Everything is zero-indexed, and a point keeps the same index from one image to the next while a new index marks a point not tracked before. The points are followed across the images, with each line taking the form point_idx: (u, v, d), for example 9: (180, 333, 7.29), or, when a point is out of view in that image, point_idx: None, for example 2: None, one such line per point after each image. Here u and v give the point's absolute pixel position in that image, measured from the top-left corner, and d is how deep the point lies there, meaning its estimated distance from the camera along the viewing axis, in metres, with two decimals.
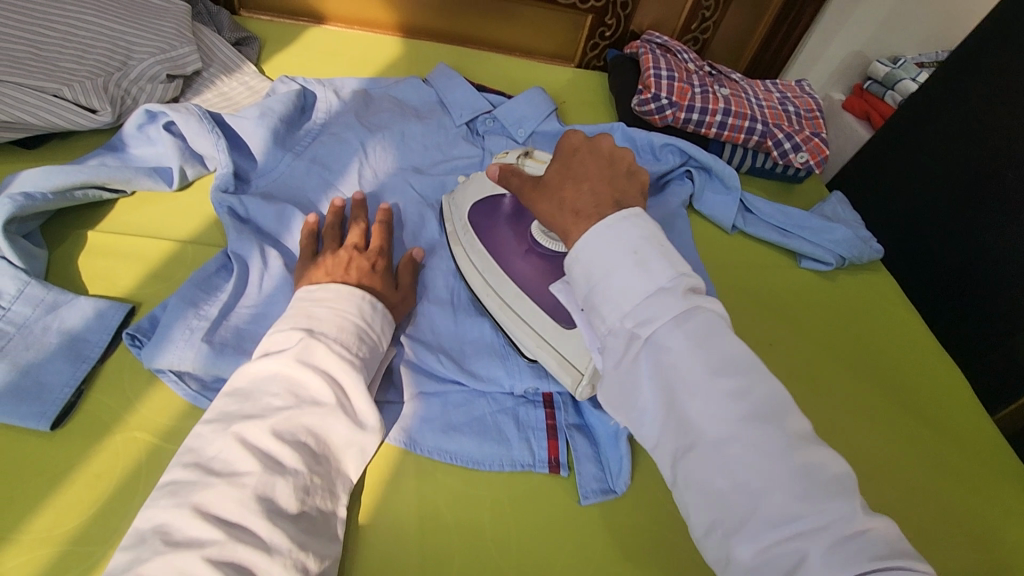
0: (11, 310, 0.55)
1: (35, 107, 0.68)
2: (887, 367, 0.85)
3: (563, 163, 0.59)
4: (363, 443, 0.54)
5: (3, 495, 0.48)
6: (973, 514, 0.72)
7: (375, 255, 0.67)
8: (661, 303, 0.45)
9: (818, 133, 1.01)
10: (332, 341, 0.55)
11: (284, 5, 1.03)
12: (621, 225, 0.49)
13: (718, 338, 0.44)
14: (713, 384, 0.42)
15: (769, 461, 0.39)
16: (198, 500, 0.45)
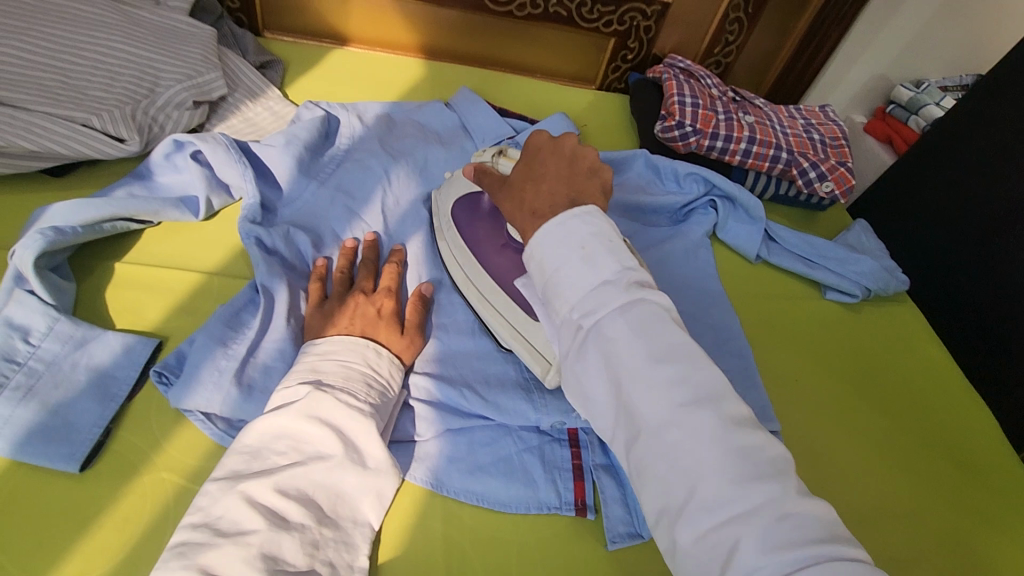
0: (41, 347, 0.55)
1: (64, 137, 0.68)
2: (901, 399, 0.84)
3: (528, 164, 0.61)
4: (379, 489, 0.53)
5: (33, 538, 0.48)
6: (950, 528, 0.72)
7: (380, 297, 0.65)
8: (606, 294, 0.47)
9: (843, 162, 1.00)
10: (338, 392, 0.54)
11: (308, 27, 1.04)
12: (570, 222, 0.50)
13: (661, 328, 0.44)
14: (653, 370, 0.43)
15: (704, 447, 0.40)
16: (205, 562, 0.44)
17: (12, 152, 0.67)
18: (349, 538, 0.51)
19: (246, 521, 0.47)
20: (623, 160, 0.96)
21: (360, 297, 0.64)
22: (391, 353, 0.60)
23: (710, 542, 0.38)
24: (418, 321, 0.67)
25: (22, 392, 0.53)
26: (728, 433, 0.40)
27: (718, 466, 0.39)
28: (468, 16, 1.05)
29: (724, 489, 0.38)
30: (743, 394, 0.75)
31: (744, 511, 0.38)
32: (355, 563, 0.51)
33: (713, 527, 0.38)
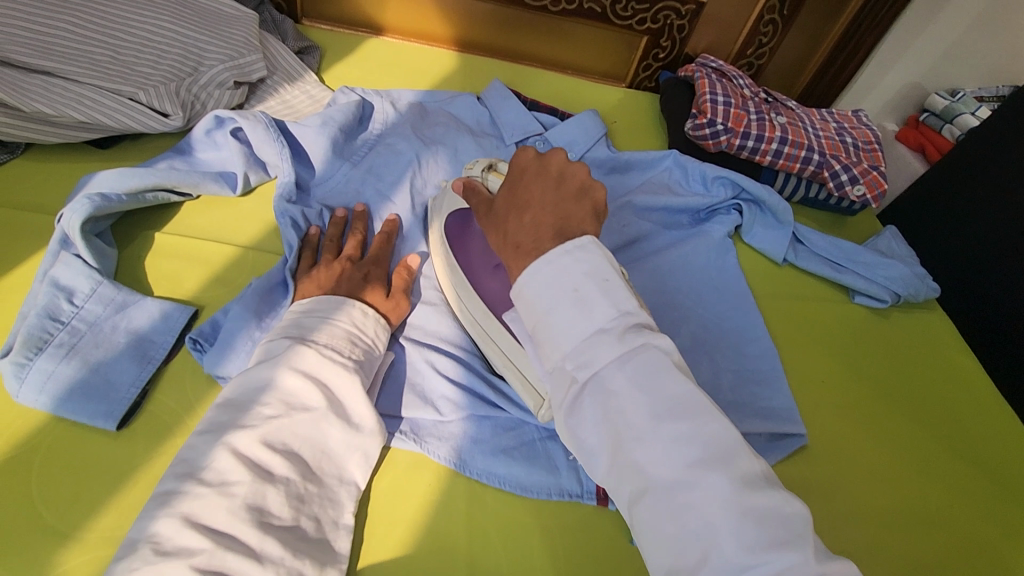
0: (84, 309, 0.57)
1: (111, 109, 0.70)
2: (924, 411, 0.82)
3: (512, 184, 0.56)
4: (365, 448, 0.54)
5: (71, 492, 0.49)
6: (935, 513, 0.71)
7: (369, 265, 0.67)
8: (602, 345, 0.43)
9: (876, 166, 0.99)
10: (321, 346, 0.55)
11: (343, 15, 1.05)
12: (562, 260, 0.46)
13: (663, 381, 0.42)
14: (657, 430, 0.40)
15: (714, 511, 0.38)
16: (187, 511, 0.45)
17: (61, 122, 0.69)
18: (335, 495, 0.52)
19: (228, 471, 0.47)
20: (651, 160, 0.95)
21: (345, 263, 0.66)
22: (377, 315, 0.61)
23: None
24: (402, 287, 0.68)
25: (64, 350, 0.54)
26: (741, 494, 0.38)
27: (731, 530, 0.37)
28: (502, 10, 1.05)
29: (740, 555, 0.36)
30: (768, 396, 0.74)
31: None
32: (340, 521, 0.52)
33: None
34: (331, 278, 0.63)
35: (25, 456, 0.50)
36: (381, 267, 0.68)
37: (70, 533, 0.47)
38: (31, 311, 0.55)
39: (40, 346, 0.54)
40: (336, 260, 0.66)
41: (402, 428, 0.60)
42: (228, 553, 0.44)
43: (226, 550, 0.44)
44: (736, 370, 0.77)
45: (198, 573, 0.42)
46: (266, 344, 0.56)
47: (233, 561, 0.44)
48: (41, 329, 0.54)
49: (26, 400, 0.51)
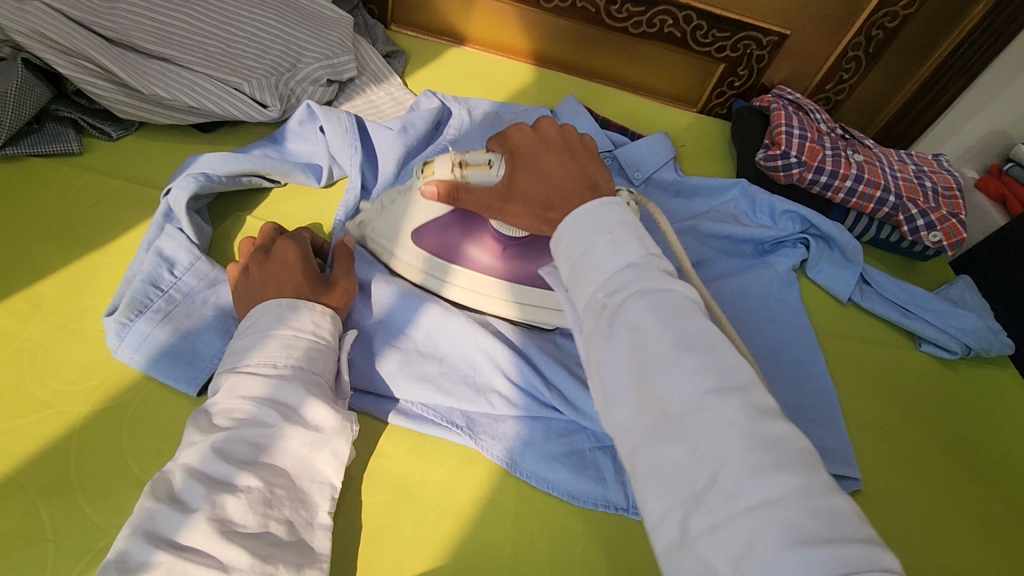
0: (181, 281, 0.61)
1: (218, 97, 0.75)
2: (976, 443, 0.82)
3: (523, 162, 0.60)
4: (332, 445, 0.53)
5: (156, 447, 0.52)
6: (961, 536, 0.71)
7: (290, 248, 0.61)
8: (632, 274, 0.48)
9: (956, 214, 0.96)
10: (256, 368, 0.53)
11: (430, 23, 1.09)
12: (601, 210, 0.52)
13: (685, 317, 0.45)
14: (679, 359, 0.43)
15: (727, 435, 0.39)
16: (150, 526, 0.45)
17: (173, 106, 0.74)
18: (306, 495, 0.52)
19: (186, 489, 0.47)
20: (719, 188, 0.93)
21: (259, 260, 0.61)
22: (310, 304, 0.58)
23: (725, 536, 0.36)
24: (345, 268, 0.63)
25: (161, 315, 0.58)
26: (752, 420, 0.40)
27: (741, 455, 0.38)
28: (582, 29, 1.07)
29: (742, 476, 0.37)
30: (825, 436, 0.73)
31: (763, 501, 0.37)
32: (314, 521, 0.51)
33: (728, 520, 0.37)
34: (258, 283, 0.59)
35: (118, 409, 0.54)
36: (302, 245, 0.62)
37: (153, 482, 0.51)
38: (137, 276, 0.60)
39: (141, 309, 0.58)
40: (250, 256, 0.61)
41: (459, 422, 0.61)
42: (190, 565, 0.44)
43: (188, 562, 0.44)
44: (792, 405, 0.75)
45: None
46: (212, 378, 0.54)
47: (197, 572, 0.44)
48: (143, 294, 0.59)
49: (123, 357, 0.56)
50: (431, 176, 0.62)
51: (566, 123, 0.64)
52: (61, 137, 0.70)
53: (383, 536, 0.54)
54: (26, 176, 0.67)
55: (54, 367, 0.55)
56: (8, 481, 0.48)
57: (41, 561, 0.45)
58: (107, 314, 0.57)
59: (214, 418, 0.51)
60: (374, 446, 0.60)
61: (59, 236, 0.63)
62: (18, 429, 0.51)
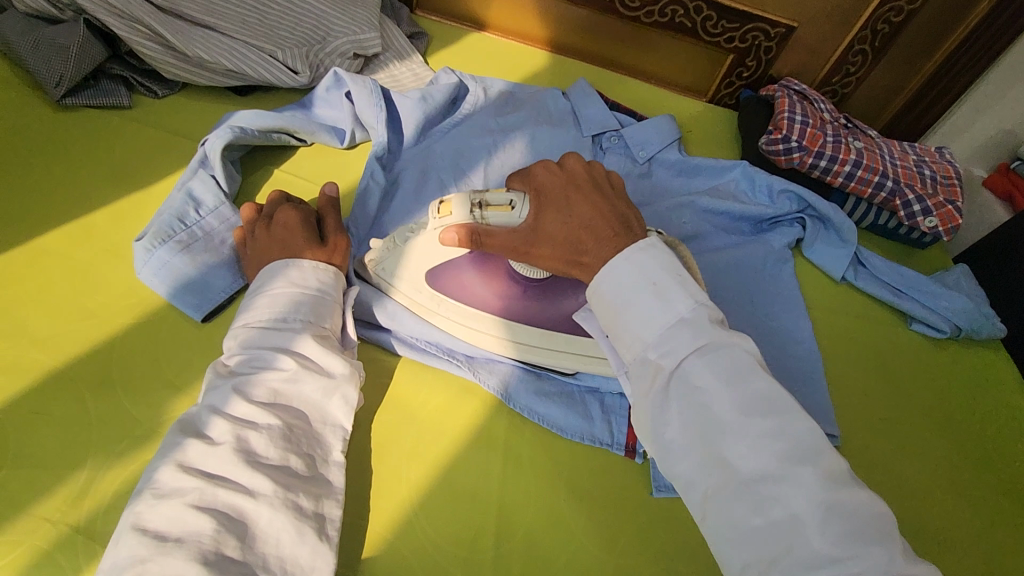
0: (204, 221, 0.66)
1: (254, 62, 0.82)
2: (962, 419, 0.84)
3: (553, 205, 0.57)
4: (343, 391, 0.55)
5: (185, 358, 0.58)
6: (937, 505, 0.75)
7: (287, 211, 0.63)
8: (685, 333, 0.49)
9: (953, 201, 0.99)
10: (267, 324, 0.55)
11: (451, 9, 1.15)
12: (639, 257, 0.52)
13: (744, 375, 0.47)
14: (744, 424, 0.45)
15: (804, 506, 0.42)
16: (179, 458, 0.47)
17: (213, 68, 0.81)
18: (320, 436, 0.53)
19: (211, 425, 0.48)
20: (720, 168, 0.97)
21: (265, 225, 0.63)
22: (313, 261, 0.60)
23: None
24: (337, 226, 0.66)
25: (181, 246, 0.63)
26: (829, 491, 0.43)
27: (818, 524, 0.42)
28: (596, 17, 1.13)
29: (821, 537, 0.42)
30: (807, 397, 0.78)
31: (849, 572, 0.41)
32: (329, 458, 0.53)
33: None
34: (264, 247, 0.62)
35: (153, 326, 0.60)
36: (302, 211, 0.65)
37: (180, 388, 0.56)
38: (166, 211, 0.65)
39: (166, 238, 0.63)
40: (257, 221, 0.64)
41: (460, 356, 0.67)
42: (220, 490, 0.46)
43: (218, 487, 0.46)
44: (777, 370, 0.80)
45: (193, 510, 0.44)
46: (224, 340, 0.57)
47: (226, 496, 0.46)
48: (169, 226, 0.64)
49: (146, 280, 0.61)
50: (447, 217, 0.60)
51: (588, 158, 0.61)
52: (114, 92, 0.77)
53: (384, 449, 0.60)
54: (81, 124, 0.74)
55: (102, 284, 0.61)
56: (62, 374, 0.55)
57: (87, 444, 0.52)
58: (135, 240, 0.62)
59: (231, 369, 0.53)
60: (380, 372, 0.65)
61: (110, 177, 0.70)
62: (72, 333, 0.57)
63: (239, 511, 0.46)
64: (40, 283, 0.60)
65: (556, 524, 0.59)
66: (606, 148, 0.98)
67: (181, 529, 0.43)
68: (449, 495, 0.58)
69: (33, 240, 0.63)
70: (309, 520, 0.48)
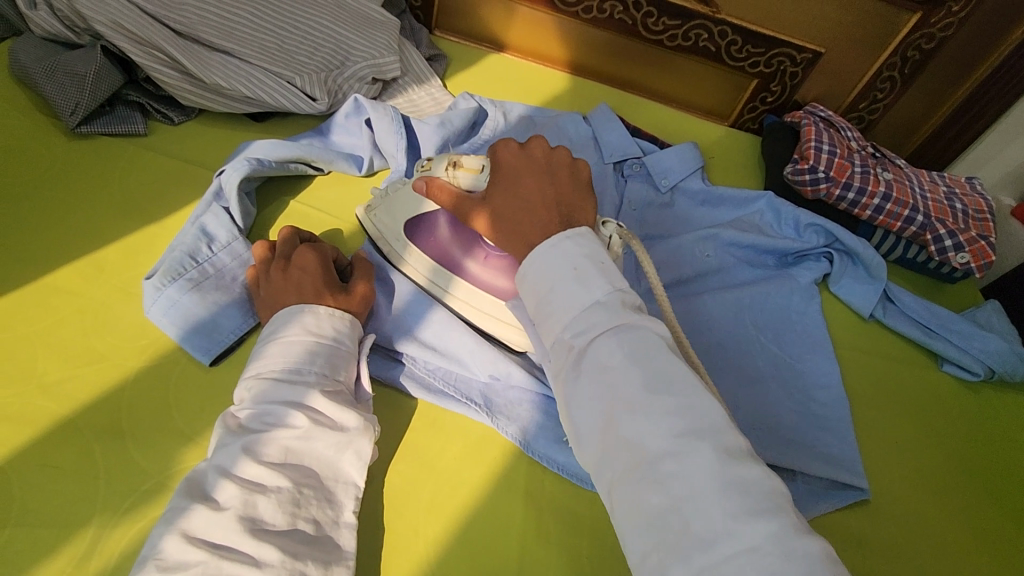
0: (216, 257, 0.64)
1: (272, 89, 0.80)
2: (996, 467, 0.81)
3: (505, 181, 0.58)
4: (356, 446, 0.53)
5: (196, 404, 0.57)
6: (970, 559, 0.72)
7: (306, 252, 0.61)
8: (599, 315, 0.47)
9: (986, 236, 0.96)
10: (279, 375, 0.53)
11: (472, 30, 1.13)
12: (563, 244, 0.50)
13: (654, 356, 0.45)
14: (651, 401, 0.42)
15: (699, 481, 0.39)
16: (184, 527, 0.45)
17: (230, 95, 0.79)
18: (331, 495, 0.51)
19: (219, 490, 0.47)
20: (745, 199, 0.95)
21: (281, 265, 0.62)
22: (330, 309, 0.58)
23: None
24: (364, 274, 0.64)
25: (192, 284, 0.61)
26: (727, 468, 0.39)
27: (716, 501, 0.38)
28: (618, 40, 1.10)
29: (721, 518, 0.38)
30: (832, 442, 0.75)
31: (742, 548, 0.36)
32: (340, 519, 0.51)
33: (706, 569, 0.36)
34: (280, 289, 0.60)
35: (164, 370, 0.58)
36: (323, 251, 0.63)
37: (190, 437, 0.54)
38: (178, 247, 0.63)
39: (176, 276, 0.61)
40: (273, 260, 0.62)
41: (477, 400, 0.65)
42: (224, 562, 0.44)
43: (222, 560, 0.44)
44: (802, 413, 0.77)
45: None
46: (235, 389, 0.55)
47: (231, 569, 0.44)
48: (180, 263, 0.62)
49: (154, 319, 0.59)
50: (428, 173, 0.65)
51: (561, 146, 0.60)
52: (129, 119, 0.76)
53: (399, 501, 0.58)
54: (95, 152, 0.73)
55: (113, 323, 0.60)
56: (71, 421, 0.53)
57: (94, 496, 0.50)
58: (145, 278, 0.61)
59: (242, 423, 0.51)
60: (396, 417, 0.63)
61: (122, 208, 0.68)
62: (80, 376, 0.56)
63: None
64: (51, 323, 0.58)
65: None
66: (627, 177, 0.96)
67: None
68: (465, 551, 0.56)
69: (45, 276, 0.61)
70: None
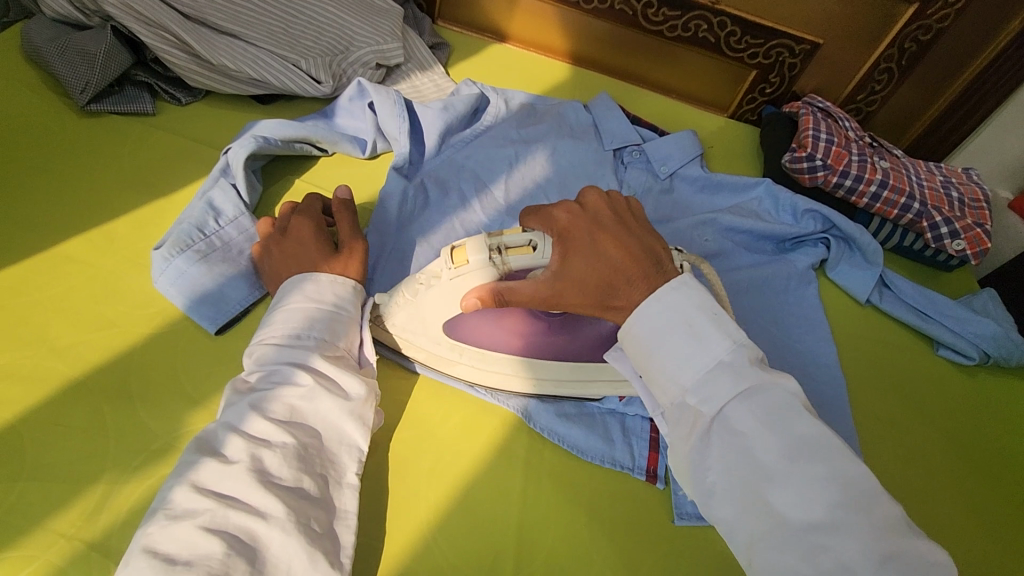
0: (223, 231, 0.66)
1: (278, 71, 0.81)
2: (991, 450, 0.82)
3: (579, 250, 0.54)
4: (360, 408, 0.54)
5: (202, 370, 0.58)
6: (964, 536, 0.73)
7: (297, 225, 0.63)
8: (725, 378, 0.48)
9: (982, 224, 0.97)
10: (282, 340, 0.55)
11: (474, 20, 1.15)
12: (673, 297, 0.51)
13: (789, 419, 0.46)
14: (792, 471, 0.44)
15: (852, 553, 0.41)
16: (194, 478, 0.46)
17: (237, 76, 0.81)
18: (335, 456, 0.52)
19: (227, 443, 0.48)
20: (744, 186, 0.96)
21: (278, 239, 0.63)
22: (330, 275, 0.60)
23: None
24: (349, 227, 0.64)
25: (199, 255, 0.63)
26: (878, 537, 0.41)
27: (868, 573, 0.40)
28: (618, 31, 1.12)
29: None
30: (829, 422, 0.76)
31: None
32: (343, 480, 0.51)
33: None
34: (279, 264, 0.62)
35: (172, 337, 0.59)
36: (314, 220, 0.64)
37: (197, 402, 0.55)
38: (186, 220, 0.65)
39: (184, 247, 0.62)
40: (270, 237, 0.64)
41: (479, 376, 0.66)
42: (231, 511, 0.45)
43: (229, 509, 0.45)
44: None
45: (204, 532, 0.43)
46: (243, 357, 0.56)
47: (237, 518, 0.45)
48: (188, 235, 0.63)
49: (162, 288, 0.61)
50: (465, 266, 0.56)
51: (606, 191, 0.59)
52: (138, 98, 0.77)
53: (401, 468, 0.59)
54: (105, 130, 0.74)
55: (122, 292, 0.61)
56: (80, 383, 0.54)
57: (102, 456, 0.51)
58: (154, 249, 0.62)
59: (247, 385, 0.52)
60: (399, 388, 0.64)
61: (131, 184, 0.70)
62: (90, 341, 0.57)
63: (250, 534, 0.45)
64: (60, 291, 0.60)
65: (575, 549, 0.57)
66: (628, 163, 0.97)
67: (190, 551, 0.43)
68: (466, 517, 0.57)
69: (55, 246, 0.63)
70: (320, 545, 0.47)
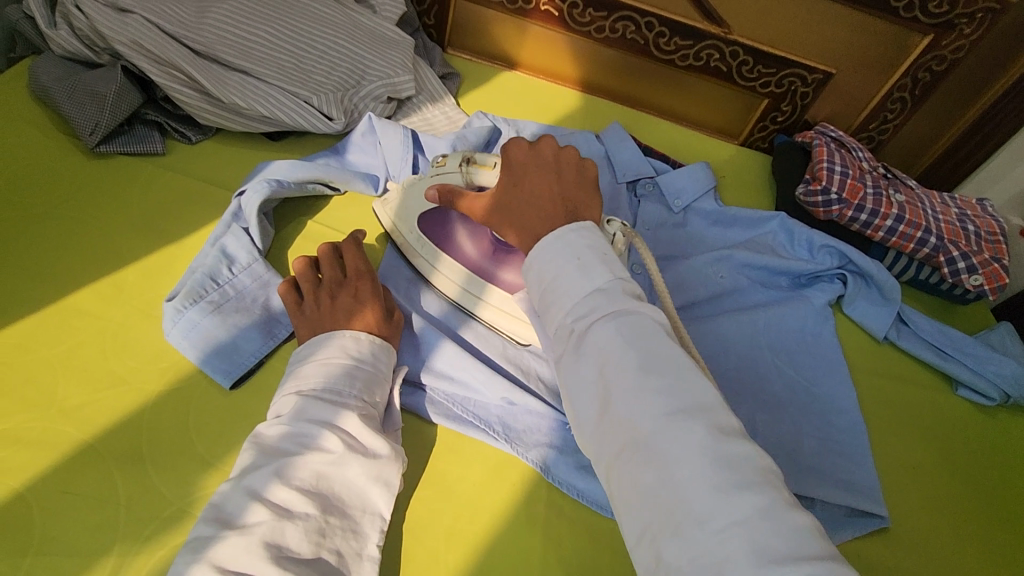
0: (236, 279, 0.64)
1: (290, 109, 0.80)
2: (1014, 495, 0.80)
3: (510, 180, 0.58)
4: (387, 476, 0.53)
5: (216, 429, 0.56)
6: None
7: (355, 281, 0.63)
8: (600, 300, 0.46)
9: (999, 259, 0.96)
10: (320, 395, 0.54)
11: (485, 48, 1.14)
12: (569, 235, 0.50)
13: (653, 342, 0.44)
14: (645, 384, 0.41)
15: (689, 458, 0.38)
16: (215, 557, 0.44)
17: (248, 115, 0.80)
18: (357, 526, 0.51)
19: (250, 513, 0.47)
20: (759, 219, 0.95)
21: (331, 291, 0.62)
22: (371, 335, 0.59)
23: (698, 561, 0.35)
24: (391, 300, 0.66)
25: (212, 306, 0.62)
26: (717, 444, 0.39)
27: (705, 474, 0.37)
28: (629, 59, 1.11)
29: (713, 497, 0.37)
30: (850, 469, 0.74)
31: (730, 523, 0.36)
32: (363, 552, 0.50)
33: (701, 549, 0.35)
34: (327, 314, 0.61)
35: (184, 393, 0.58)
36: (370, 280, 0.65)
37: (211, 464, 0.54)
38: (198, 269, 0.64)
39: (197, 298, 0.61)
40: (323, 283, 0.63)
41: (496, 427, 0.64)
42: None
43: None
44: (819, 436, 0.77)
45: None
46: (273, 403, 0.55)
47: None
48: (200, 285, 0.62)
49: (174, 342, 0.59)
50: (443, 169, 0.69)
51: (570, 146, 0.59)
52: (148, 138, 0.76)
53: (419, 528, 0.57)
54: (114, 172, 0.73)
55: (133, 345, 0.60)
56: (90, 446, 0.53)
57: (114, 524, 0.50)
58: (166, 300, 0.61)
59: (276, 441, 0.51)
60: (416, 441, 0.63)
61: (142, 229, 0.68)
62: (101, 401, 0.55)
63: None
64: (70, 346, 0.58)
65: None
66: (641, 196, 0.97)
67: None
68: None
69: (64, 298, 0.61)
70: None
